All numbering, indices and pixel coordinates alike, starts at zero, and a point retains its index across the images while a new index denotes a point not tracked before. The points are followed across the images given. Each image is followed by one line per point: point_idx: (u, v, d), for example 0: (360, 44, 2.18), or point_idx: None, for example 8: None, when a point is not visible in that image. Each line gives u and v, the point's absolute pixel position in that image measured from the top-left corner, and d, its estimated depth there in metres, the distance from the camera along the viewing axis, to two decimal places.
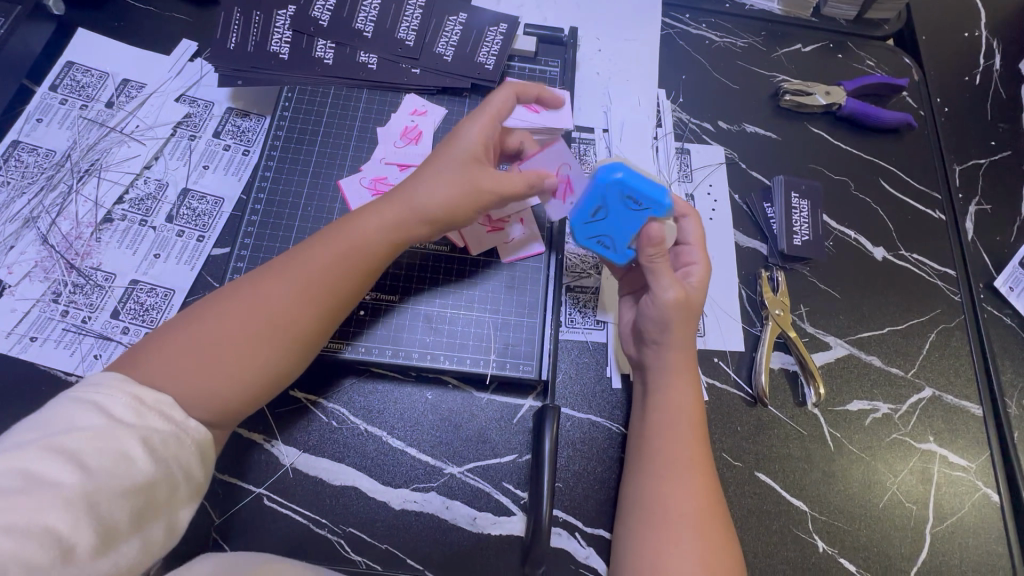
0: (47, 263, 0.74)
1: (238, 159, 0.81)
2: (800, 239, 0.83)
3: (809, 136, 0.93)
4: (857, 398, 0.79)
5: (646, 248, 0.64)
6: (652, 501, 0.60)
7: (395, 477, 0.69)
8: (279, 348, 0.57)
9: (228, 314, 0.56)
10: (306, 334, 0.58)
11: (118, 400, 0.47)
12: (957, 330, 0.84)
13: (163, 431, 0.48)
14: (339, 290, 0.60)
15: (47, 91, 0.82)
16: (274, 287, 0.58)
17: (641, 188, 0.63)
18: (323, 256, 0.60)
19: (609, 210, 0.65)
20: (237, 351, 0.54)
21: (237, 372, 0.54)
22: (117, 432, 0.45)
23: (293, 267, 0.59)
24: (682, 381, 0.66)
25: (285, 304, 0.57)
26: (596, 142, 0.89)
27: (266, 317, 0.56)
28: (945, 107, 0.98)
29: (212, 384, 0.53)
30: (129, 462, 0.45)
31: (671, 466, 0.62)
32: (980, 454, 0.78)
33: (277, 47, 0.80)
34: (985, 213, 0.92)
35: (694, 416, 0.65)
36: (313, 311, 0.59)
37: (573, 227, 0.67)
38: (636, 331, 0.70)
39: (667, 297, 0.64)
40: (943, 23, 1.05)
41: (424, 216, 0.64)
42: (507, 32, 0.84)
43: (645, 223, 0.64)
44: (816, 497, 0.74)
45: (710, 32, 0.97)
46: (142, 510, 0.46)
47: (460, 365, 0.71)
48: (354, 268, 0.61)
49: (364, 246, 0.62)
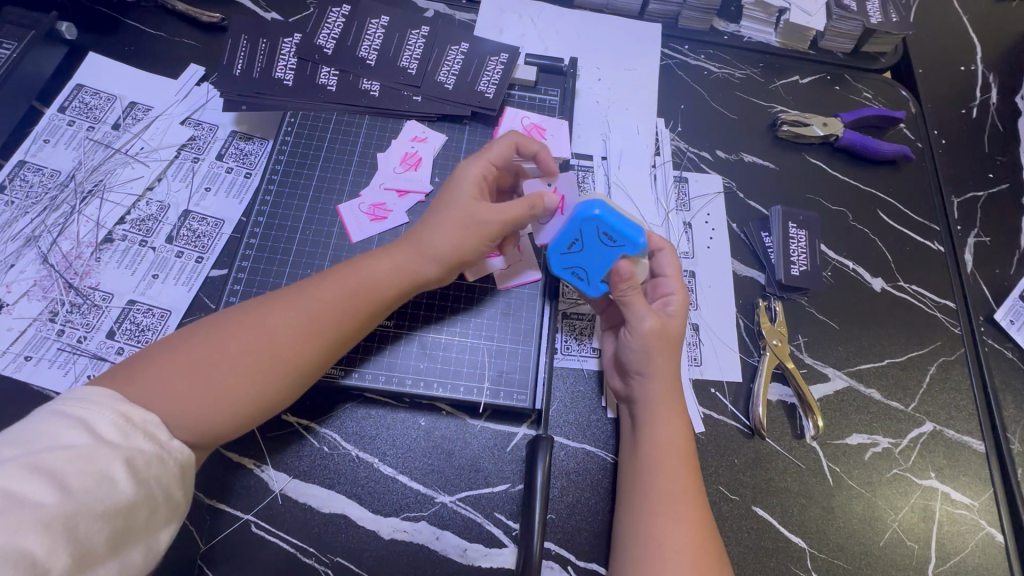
0: (46, 282, 0.74)
1: (239, 182, 0.82)
2: (798, 269, 0.83)
3: (806, 166, 0.93)
4: (856, 431, 0.78)
5: (617, 283, 0.65)
6: (641, 537, 0.60)
7: (385, 505, 0.68)
8: (277, 381, 0.56)
9: (229, 339, 0.56)
10: (302, 369, 0.58)
11: (105, 418, 0.47)
12: (958, 363, 0.83)
13: (146, 452, 0.48)
14: (341, 328, 0.60)
15: (55, 113, 0.83)
16: (278, 317, 0.58)
17: (615, 224, 0.65)
18: (331, 292, 0.61)
19: (583, 244, 0.66)
20: (233, 377, 0.54)
21: (233, 402, 0.54)
22: (101, 452, 0.45)
23: (300, 299, 0.60)
24: (669, 412, 0.65)
25: (288, 336, 0.57)
26: (594, 169, 0.89)
27: (267, 349, 0.56)
28: (942, 139, 0.99)
29: (203, 411, 0.53)
30: (110, 483, 0.45)
31: (664, 501, 0.61)
32: (983, 492, 0.76)
33: (281, 73, 0.82)
34: (984, 245, 0.92)
35: (683, 450, 0.64)
36: (314, 349, 0.59)
37: (548, 256, 0.69)
38: (619, 364, 0.71)
39: (645, 327, 0.65)
40: (938, 57, 1.07)
41: (426, 252, 0.65)
42: (507, 61, 0.86)
43: (617, 259, 0.66)
44: (815, 533, 0.72)
45: (709, 63, 0.99)
46: (120, 533, 0.45)
47: (452, 393, 0.70)
48: (360, 306, 0.62)
49: (372, 284, 0.63)
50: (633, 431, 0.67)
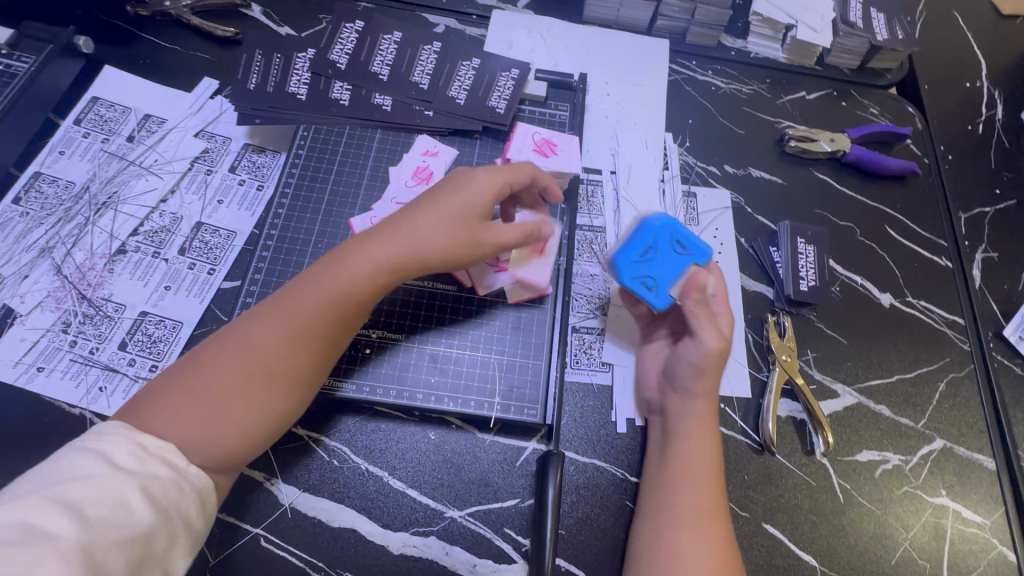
0: (59, 293, 0.75)
1: (252, 194, 0.83)
2: (807, 285, 0.83)
3: (814, 181, 0.94)
4: (866, 448, 0.77)
5: (685, 292, 0.70)
6: (665, 550, 0.62)
7: (394, 520, 0.67)
8: (278, 393, 0.57)
9: (222, 359, 0.56)
10: (297, 376, 0.58)
11: (122, 448, 0.49)
12: (968, 379, 0.83)
13: (162, 478, 0.49)
14: (329, 330, 0.60)
15: (71, 125, 0.84)
16: (265, 330, 0.58)
17: (686, 235, 0.72)
18: (314, 293, 0.60)
19: (656, 252, 0.71)
20: (233, 396, 0.55)
21: (234, 421, 0.54)
22: (118, 480, 0.47)
23: (285, 308, 0.59)
24: (703, 428, 0.68)
25: (279, 347, 0.57)
26: (603, 183, 0.89)
27: (254, 362, 0.56)
28: (949, 155, 1.00)
29: (211, 437, 0.53)
30: (127, 509, 0.46)
31: (693, 517, 0.63)
32: (994, 510, 0.76)
33: (295, 88, 0.83)
34: (992, 260, 0.92)
35: (714, 466, 0.66)
36: (304, 355, 0.58)
37: (617, 264, 0.71)
38: (664, 375, 0.73)
39: (708, 344, 0.68)
40: (944, 74, 1.08)
41: (415, 250, 0.63)
42: (518, 77, 0.87)
43: (687, 268, 0.71)
44: (826, 552, 0.72)
45: (716, 79, 1.00)
46: (140, 560, 0.46)
47: (463, 407, 0.71)
48: (348, 305, 0.61)
49: (353, 282, 0.61)
50: (664, 443, 0.69)
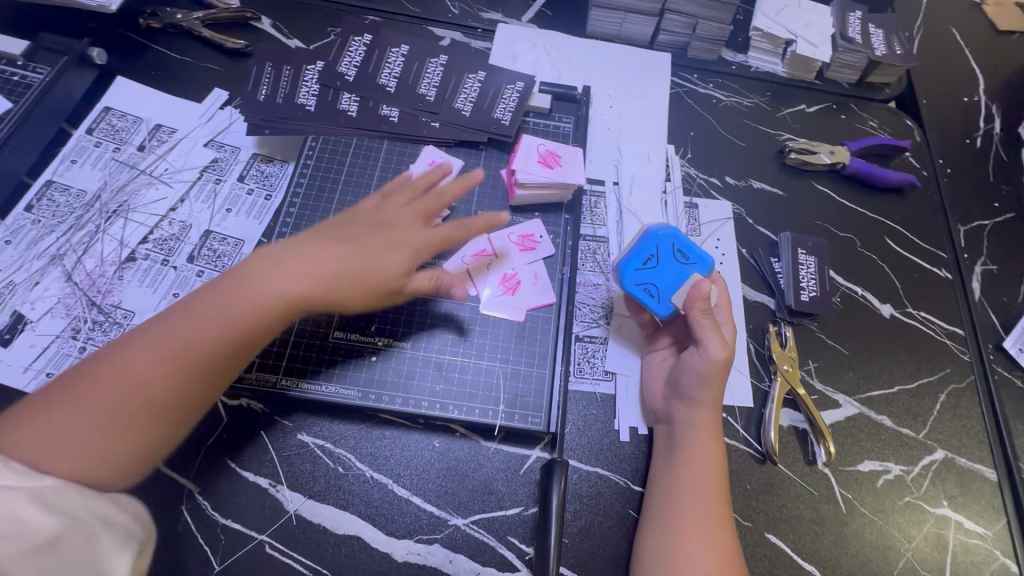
0: (69, 300, 0.76)
1: (260, 203, 0.84)
2: (808, 295, 0.84)
3: (814, 193, 0.95)
4: (868, 458, 0.78)
5: (689, 302, 0.72)
6: (672, 561, 0.63)
7: (398, 527, 0.68)
8: (156, 416, 0.58)
9: (111, 374, 0.58)
10: (183, 397, 0.59)
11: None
12: (968, 390, 0.84)
13: (48, 486, 0.52)
14: (219, 357, 0.60)
15: (83, 134, 0.85)
16: (157, 349, 0.59)
17: (688, 244, 0.75)
18: (214, 319, 0.61)
19: (659, 260, 0.75)
20: (109, 414, 0.57)
21: (108, 442, 0.56)
22: (7, 496, 0.49)
23: (181, 328, 0.60)
24: (708, 438, 0.69)
25: (165, 370, 0.58)
26: (606, 194, 0.91)
27: (139, 381, 0.58)
28: (948, 168, 1.01)
29: (89, 456, 0.55)
30: (27, 520, 0.48)
31: (699, 530, 0.64)
32: (996, 521, 0.76)
33: (303, 99, 0.84)
34: (991, 272, 0.93)
35: (718, 475, 0.67)
36: (190, 381, 0.59)
37: (622, 272, 0.75)
38: (669, 383, 0.74)
39: (712, 354, 0.69)
40: (942, 88, 1.10)
41: (314, 287, 0.64)
42: (523, 90, 0.89)
43: (689, 276, 0.74)
44: (828, 562, 0.72)
45: (717, 92, 1.02)
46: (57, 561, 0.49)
47: (467, 415, 0.71)
48: (245, 335, 0.62)
49: (251, 317, 0.62)
50: (670, 452, 0.69)
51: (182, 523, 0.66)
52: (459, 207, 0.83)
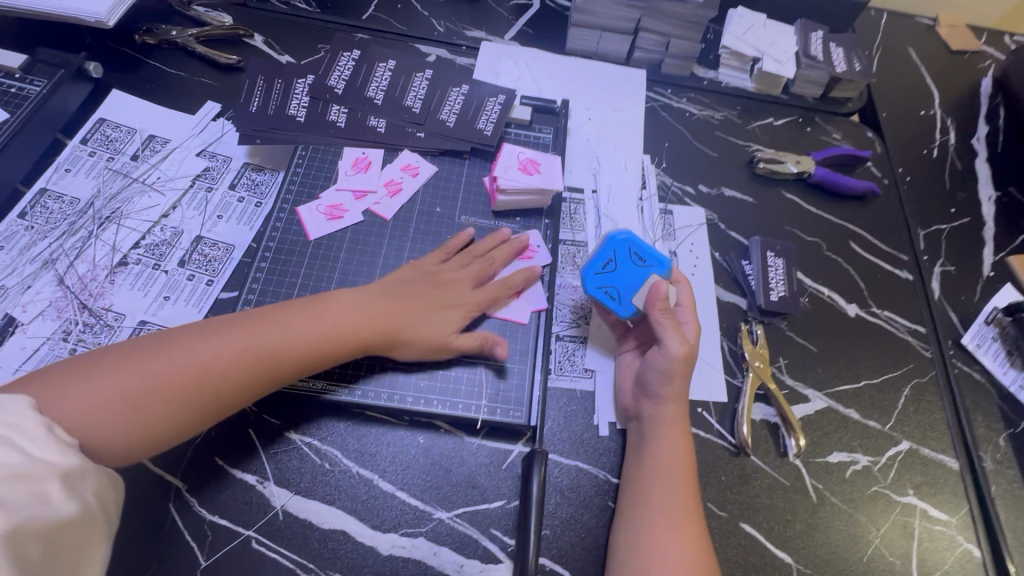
0: (61, 303, 0.77)
1: (250, 211, 0.86)
2: (777, 295, 0.88)
3: (782, 200, 1.00)
4: (836, 450, 0.81)
5: (650, 304, 0.76)
6: (645, 543, 0.65)
7: (383, 522, 0.69)
8: (200, 408, 0.63)
9: (183, 356, 0.64)
10: (229, 397, 0.65)
11: (34, 435, 0.52)
12: (930, 384, 0.88)
13: (79, 468, 0.53)
14: (277, 370, 0.67)
15: (78, 144, 0.88)
16: (229, 345, 0.66)
17: (644, 247, 0.80)
18: (288, 335, 0.68)
19: (616, 263, 0.79)
20: (169, 392, 0.62)
21: (153, 417, 0.61)
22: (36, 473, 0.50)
23: (256, 334, 0.67)
24: (675, 430, 0.72)
25: (227, 365, 0.65)
26: (585, 202, 0.95)
27: (203, 370, 0.64)
28: (907, 176, 1.07)
29: (125, 425, 0.60)
30: (45, 500, 0.50)
31: (670, 513, 0.67)
32: (959, 508, 0.80)
33: (294, 111, 0.88)
34: (949, 273, 0.98)
35: (687, 465, 0.70)
36: (230, 387, 0.65)
37: (584, 275, 0.79)
38: (636, 382, 0.76)
39: (673, 350, 0.73)
40: (901, 102, 1.17)
41: (378, 325, 0.72)
42: (504, 102, 0.93)
43: (648, 277, 0.78)
44: (800, 549, 0.75)
45: (690, 106, 1.08)
46: (55, 553, 0.50)
47: (451, 410, 0.74)
48: (307, 359, 0.69)
49: (314, 342, 0.69)
50: (640, 445, 0.72)
51: (169, 519, 0.67)
52: (445, 213, 0.86)
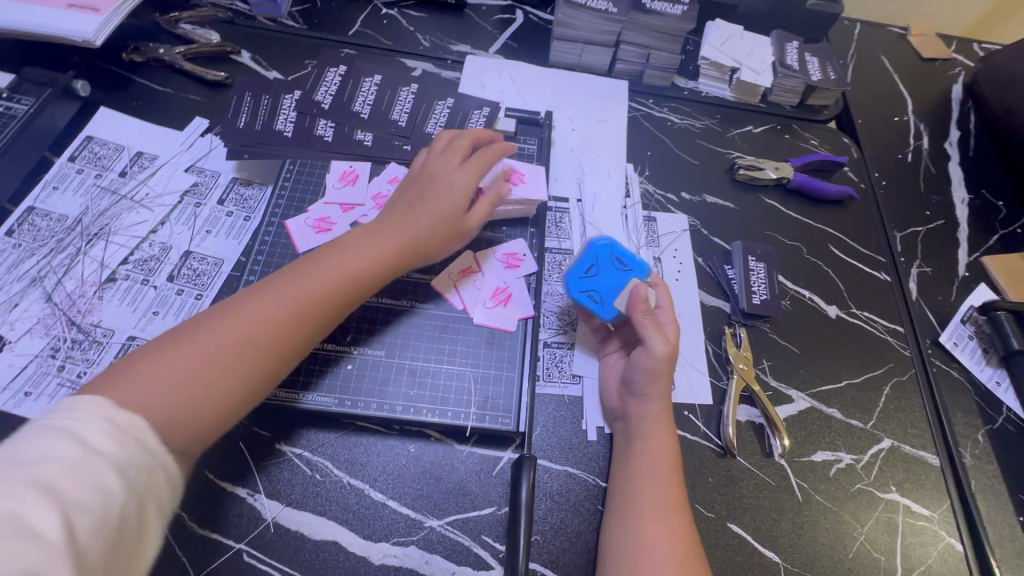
0: (48, 320, 0.77)
1: (239, 225, 0.87)
2: (759, 298, 0.90)
3: (762, 206, 1.03)
4: (820, 449, 0.83)
5: (632, 306, 0.77)
6: (634, 544, 0.66)
7: (374, 531, 0.70)
8: (263, 365, 0.63)
9: (226, 326, 0.62)
10: (288, 348, 0.65)
11: (94, 425, 0.46)
12: (909, 382, 0.90)
13: (144, 459, 0.47)
14: (327, 310, 0.68)
15: (65, 162, 0.89)
16: (269, 302, 0.65)
17: (624, 252, 0.82)
18: (323, 276, 0.69)
19: (598, 268, 0.81)
20: (226, 359, 0.60)
21: (218, 387, 0.59)
22: (96, 462, 0.44)
23: (293, 286, 0.67)
24: (661, 430, 0.73)
25: (275, 320, 0.64)
26: (570, 210, 0.97)
27: (253, 331, 0.63)
28: (883, 181, 1.10)
29: (192, 404, 0.57)
30: (104, 493, 0.44)
31: (657, 512, 0.68)
32: (941, 503, 0.81)
33: (282, 125, 0.90)
34: (926, 274, 1.01)
35: (673, 465, 0.71)
36: (287, 338, 0.65)
37: (567, 280, 0.81)
38: (621, 383, 0.77)
39: (656, 349, 0.74)
40: (876, 110, 1.20)
41: (407, 242, 0.75)
42: (489, 115, 0.96)
43: (628, 280, 0.80)
44: (787, 549, 0.76)
45: (671, 115, 1.10)
46: (113, 555, 0.44)
47: (441, 418, 0.75)
48: (350, 293, 0.70)
49: (354, 275, 0.70)
50: (628, 445, 0.73)
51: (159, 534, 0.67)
52: None
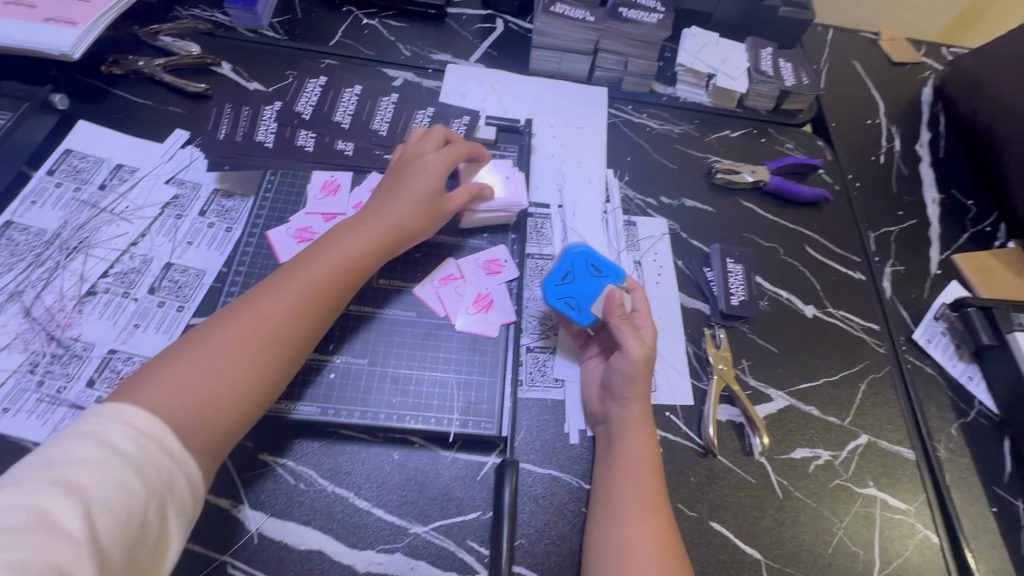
0: (27, 334, 0.77)
1: (221, 236, 0.87)
2: (737, 300, 0.92)
3: (740, 209, 1.05)
4: (799, 446, 0.84)
5: (608, 312, 0.78)
6: (617, 545, 0.67)
7: (359, 539, 0.70)
8: (274, 358, 0.65)
9: (230, 329, 0.64)
10: (294, 339, 0.67)
11: (115, 430, 0.52)
12: (884, 378, 0.92)
13: (159, 460, 0.52)
14: (326, 299, 0.70)
15: (44, 176, 0.88)
16: (268, 301, 0.67)
17: (599, 258, 0.83)
18: (316, 270, 0.71)
19: (574, 275, 0.82)
20: (237, 358, 0.63)
21: (233, 384, 0.62)
22: (115, 464, 0.50)
23: (289, 283, 0.69)
24: (642, 432, 0.74)
25: (277, 315, 0.67)
26: (551, 216, 0.98)
27: (258, 330, 0.65)
28: (857, 182, 1.13)
29: (212, 403, 0.60)
30: (122, 490, 0.49)
31: (639, 512, 0.69)
32: (917, 497, 0.83)
33: (263, 136, 0.90)
34: (899, 273, 1.03)
35: (653, 464, 0.73)
36: (292, 330, 0.67)
37: (545, 288, 0.82)
38: (602, 387, 0.79)
39: (633, 354, 0.75)
40: (849, 113, 1.23)
41: (395, 229, 0.78)
42: (469, 123, 0.98)
43: (604, 286, 0.81)
44: (769, 545, 0.77)
45: (650, 121, 1.12)
46: (135, 549, 0.49)
47: (425, 424, 0.75)
48: (346, 281, 0.73)
49: (347, 264, 0.73)
50: (610, 447, 0.75)
51: None
52: None
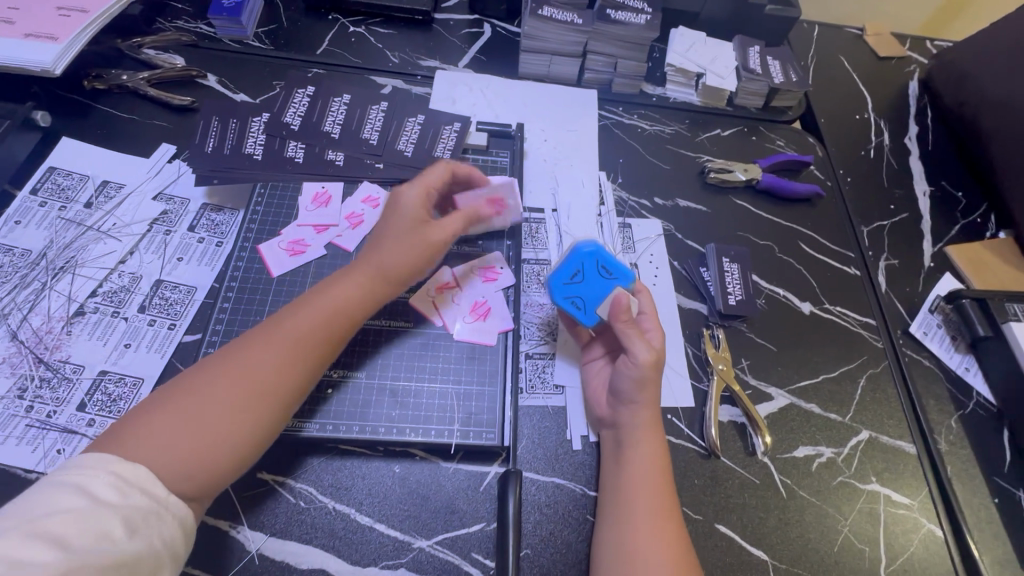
0: (14, 358, 0.75)
1: (211, 251, 0.86)
2: (734, 299, 0.92)
3: (733, 207, 1.05)
4: (802, 444, 0.84)
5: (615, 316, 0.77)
6: (625, 551, 0.66)
7: (362, 556, 0.69)
8: (258, 412, 0.63)
9: (218, 378, 0.63)
10: (280, 394, 0.65)
11: (100, 480, 0.51)
12: (883, 373, 0.93)
13: (143, 507, 0.52)
14: (316, 351, 0.68)
15: (28, 196, 0.86)
16: (259, 351, 0.65)
17: (609, 260, 0.82)
18: (308, 317, 0.69)
19: (584, 275, 0.81)
20: (220, 410, 0.60)
21: (214, 438, 0.59)
22: (101, 512, 0.49)
23: (280, 331, 0.67)
24: (650, 436, 0.73)
25: (265, 367, 0.64)
26: (546, 220, 0.97)
27: (244, 381, 0.63)
28: (848, 177, 1.14)
29: (191, 458, 0.58)
30: (109, 538, 0.48)
31: (648, 517, 0.68)
32: (920, 491, 0.83)
33: (251, 149, 0.89)
34: (894, 267, 1.04)
35: (662, 469, 0.72)
36: (278, 382, 0.65)
37: (551, 286, 0.81)
38: (609, 391, 0.78)
39: (642, 358, 0.74)
40: (837, 108, 1.24)
41: (387, 272, 0.74)
42: (460, 129, 0.96)
43: (613, 289, 0.80)
44: (775, 545, 0.77)
45: (641, 121, 1.12)
46: None
47: (425, 436, 0.74)
48: (336, 330, 0.70)
49: (339, 312, 0.71)
50: (617, 453, 0.74)
51: None
52: None
